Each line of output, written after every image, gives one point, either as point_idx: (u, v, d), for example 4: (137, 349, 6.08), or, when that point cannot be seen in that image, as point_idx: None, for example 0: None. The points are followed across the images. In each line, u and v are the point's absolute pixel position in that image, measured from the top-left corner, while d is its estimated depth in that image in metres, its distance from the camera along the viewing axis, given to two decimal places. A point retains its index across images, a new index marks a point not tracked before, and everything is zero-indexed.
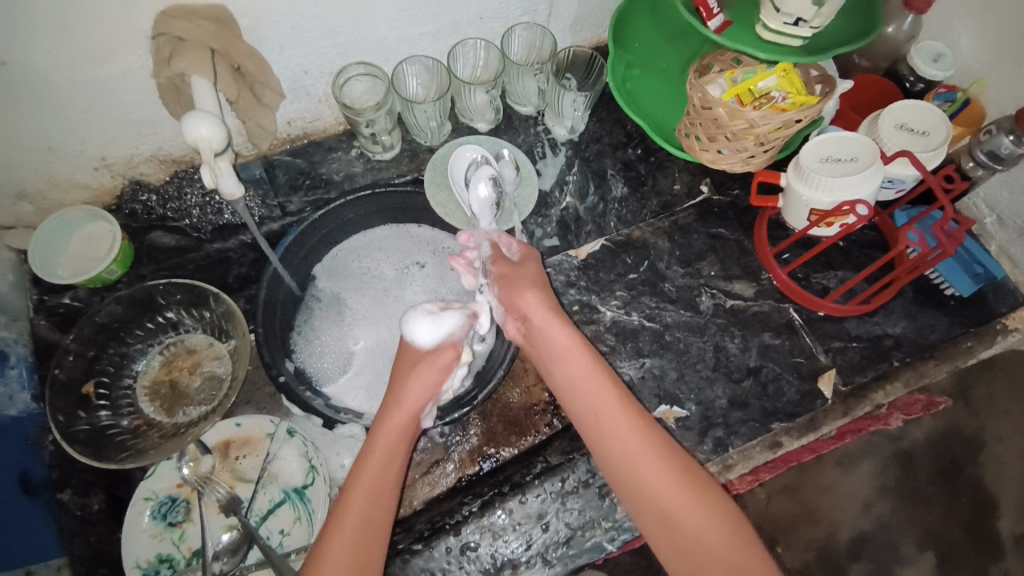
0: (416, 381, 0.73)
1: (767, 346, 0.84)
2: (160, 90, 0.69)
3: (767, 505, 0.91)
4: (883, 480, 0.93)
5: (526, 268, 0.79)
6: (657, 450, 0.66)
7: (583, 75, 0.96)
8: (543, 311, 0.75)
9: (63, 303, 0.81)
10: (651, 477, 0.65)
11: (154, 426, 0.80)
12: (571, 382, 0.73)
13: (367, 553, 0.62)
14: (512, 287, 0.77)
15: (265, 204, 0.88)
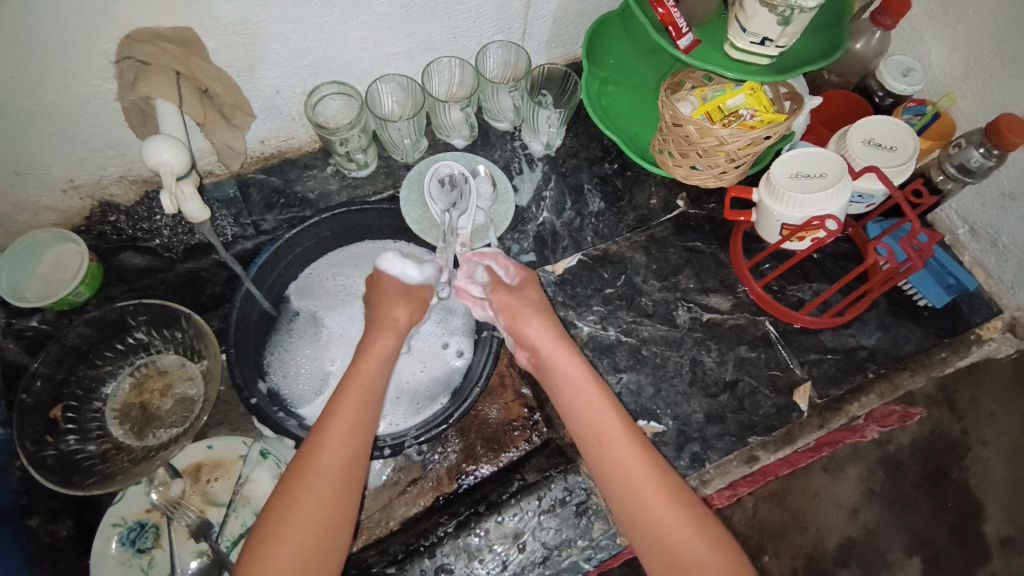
0: (406, 306, 0.78)
1: (744, 359, 0.84)
2: (126, 113, 0.70)
3: (755, 512, 0.95)
4: (869, 486, 0.95)
5: (527, 293, 0.79)
6: (639, 447, 0.67)
7: (558, 91, 0.98)
8: (547, 333, 0.75)
9: (31, 325, 0.79)
10: (630, 469, 0.65)
11: (124, 450, 0.79)
12: (562, 372, 0.73)
13: (330, 526, 0.60)
14: (516, 311, 0.77)
15: (240, 222, 0.88)
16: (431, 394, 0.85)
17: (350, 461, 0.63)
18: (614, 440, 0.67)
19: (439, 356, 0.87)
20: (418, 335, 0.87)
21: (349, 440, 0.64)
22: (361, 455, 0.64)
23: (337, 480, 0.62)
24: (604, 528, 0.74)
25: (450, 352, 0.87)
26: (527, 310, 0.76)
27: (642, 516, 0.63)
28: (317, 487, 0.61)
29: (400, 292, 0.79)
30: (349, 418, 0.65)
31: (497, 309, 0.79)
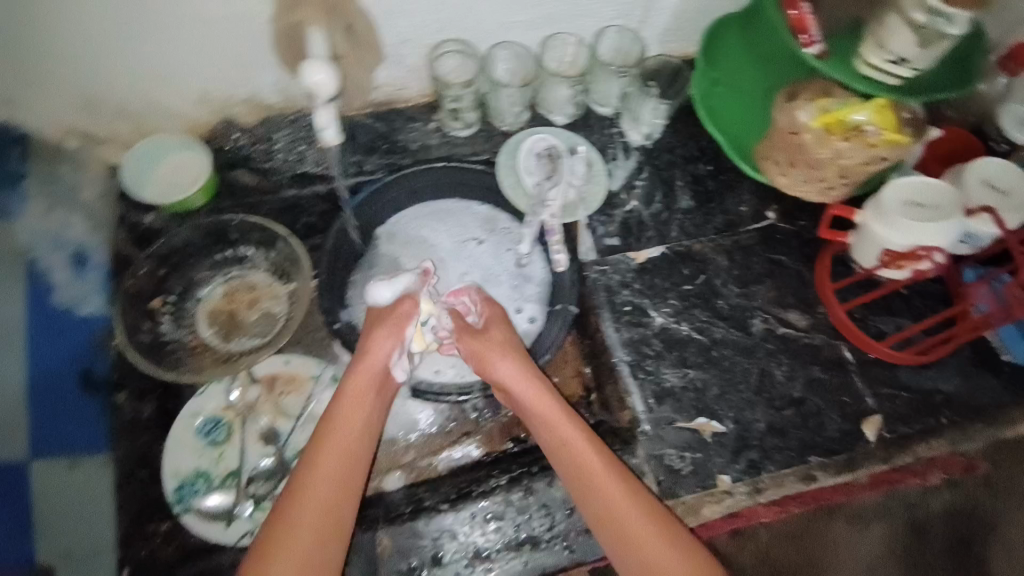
0: (385, 336, 0.74)
1: (814, 380, 0.83)
2: (276, 38, 0.75)
3: (767, 547, 0.89)
4: (891, 546, 0.90)
5: (492, 334, 0.77)
6: (635, 497, 0.68)
7: (667, 82, 0.98)
8: (517, 372, 0.74)
9: (144, 220, 0.84)
10: (627, 525, 0.66)
11: (209, 350, 0.83)
12: (548, 424, 0.73)
13: (330, 536, 0.64)
14: (482, 356, 0.76)
15: (344, 160, 0.92)
16: None
17: (344, 473, 0.67)
18: (609, 493, 0.68)
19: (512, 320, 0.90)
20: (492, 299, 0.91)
21: (344, 451, 0.68)
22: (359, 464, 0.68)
23: (333, 493, 0.66)
24: None
25: (522, 317, 0.90)
26: (499, 354, 0.75)
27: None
28: (316, 500, 0.65)
29: (375, 321, 0.76)
30: (349, 431, 0.70)
31: (465, 355, 0.78)
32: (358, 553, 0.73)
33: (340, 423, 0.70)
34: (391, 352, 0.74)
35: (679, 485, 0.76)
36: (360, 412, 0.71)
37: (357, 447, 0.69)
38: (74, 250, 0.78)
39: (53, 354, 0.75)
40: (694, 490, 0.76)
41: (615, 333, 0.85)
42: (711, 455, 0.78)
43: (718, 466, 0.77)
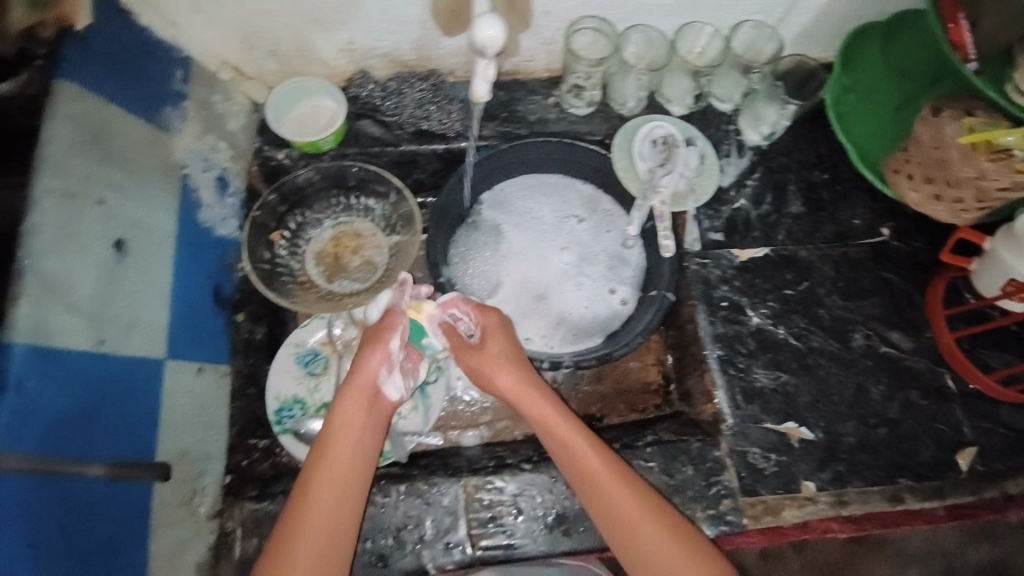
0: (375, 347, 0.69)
1: (912, 403, 0.81)
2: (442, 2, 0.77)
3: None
4: None
5: (488, 347, 0.75)
6: (657, 518, 0.64)
7: (795, 85, 0.95)
8: (519, 390, 0.73)
9: (277, 157, 0.89)
10: (653, 552, 0.62)
11: (314, 286, 0.89)
12: (562, 443, 0.69)
13: (337, 536, 0.61)
14: (480, 370, 0.75)
15: (463, 122, 0.92)
16: (589, 330, 0.90)
17: (348, 475, 0.64)
18: (628, 516, 0.64)
19: (605, 299, 0.92)
20: (589, 275, 0.93)
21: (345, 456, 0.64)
22: (363, 470, 0.65)
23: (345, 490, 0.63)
24: (731, 504, 0.76)
25: (615, 298, 0.92)
26: (498, 366, 0.73)
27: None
28: (320, 504, 0.62)
29: (365, 337, 0.72)
30: (346, 436, 0.66)
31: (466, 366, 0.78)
32: (443, 495, 0.75)
33: (337, 428, 0.66)
34: (382, 367, 0.69)
35: (761, 484, 0.76)
36: (357, 417, 0.67)
37: (360, 448, 0.66)
38: (219, 174, 0.79)
39: (192, 267, 0.72)
40: (777, 491, 0.76)
41: (709, 325, 0.85)
42: (798, 459, 0.78)
43: (803, 472, 0.77)
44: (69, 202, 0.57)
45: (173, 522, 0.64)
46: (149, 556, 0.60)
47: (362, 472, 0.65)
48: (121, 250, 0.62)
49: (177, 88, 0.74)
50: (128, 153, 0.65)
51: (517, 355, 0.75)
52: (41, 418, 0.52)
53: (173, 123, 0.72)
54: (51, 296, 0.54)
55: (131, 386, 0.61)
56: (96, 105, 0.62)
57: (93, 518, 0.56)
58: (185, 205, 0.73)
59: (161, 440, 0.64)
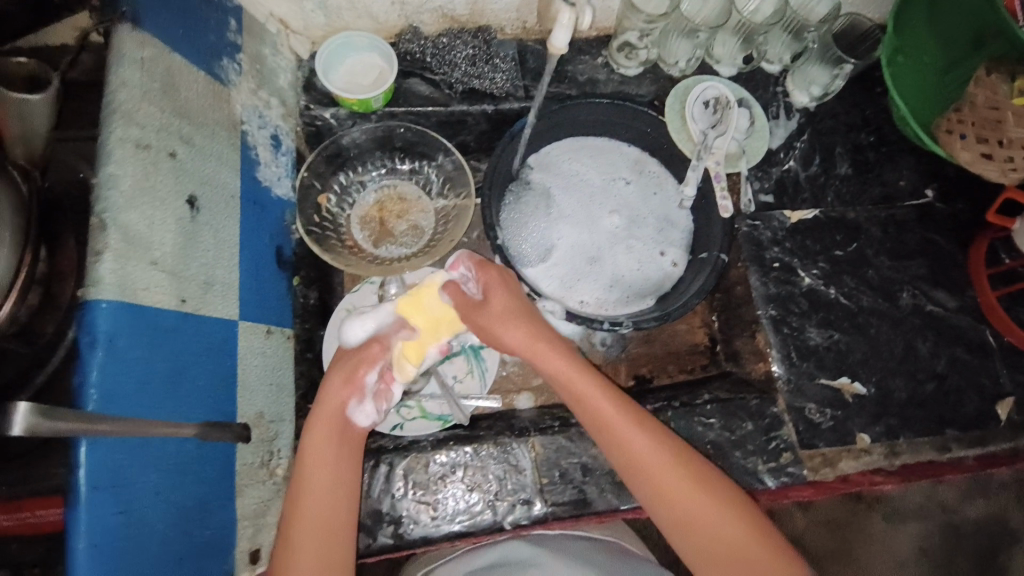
0: (342, 380, 0.68)
1: (957, 358, 0.84)
2: None
3: (803, 533, 1.10)
4: (923, 545, 1.11)
5: (494, 302, 0.71)
6: (685, 473, 0.64)
7: (847, 44, 0.95)
8: (530, 341, 0.71)
9: (322, 117, 0.86)
10: (684, 507, 0.63)
11: (361, 251, 0.87)
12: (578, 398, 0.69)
13: (332, 548, 0.61)
14: (487, 324, 0.72)
15: (514, 82, 0.90)
16: (641, 293, 0.91)
17: (338, 490, 0.64)
18: (656, 472, 0.64)
19: (655, 262, 0.92)
20: (639, 238, 0.93)
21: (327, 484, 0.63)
22: (347, 491, 0.64)
23: (331, 502, 0.63)
24: (791, 458, 0.78)
25: (666, 260, 0.93)
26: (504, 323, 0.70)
27: (711, 554, 0.61)
28: (311, 518, 0.61)
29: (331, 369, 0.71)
30: (326, 459, 0.64)
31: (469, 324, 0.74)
32: (512, 454, 0.75)
33: (315, 452, 0.64)
34: (353, 399, 0.68)
35: (818, 438, 0.79)
36: (335, 439, 0.66)
37: (340, 467, 0.65)
38: (272, 133, 0.78)
39: (254, 229, 0.70)
40: (834, 444, 0.79)
41: (762, 286, 0.86)
42: (852, 413, 0.80)
43: (858, 425, 0.80)
44: (142, 153, 0.54)
45: (253, 484, 0.63)
46: (235, 518, 0.60)
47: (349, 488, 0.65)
48: (193, 207, 0.60)
49: (232, 40, 0.71)
50: (191, 106, 0.62)
51: (524, 308, 0.72)
52: (132, 378, 0.50)
53: (229, 77, 0.70)
54: (136, 252, 0.52)
55: (213, 344, 0.60)
56: (159, 53, 0.59)
57: (186, 481, 0.54)
58: (245, 163, 0.71)
59: (241, 403, 0.63)
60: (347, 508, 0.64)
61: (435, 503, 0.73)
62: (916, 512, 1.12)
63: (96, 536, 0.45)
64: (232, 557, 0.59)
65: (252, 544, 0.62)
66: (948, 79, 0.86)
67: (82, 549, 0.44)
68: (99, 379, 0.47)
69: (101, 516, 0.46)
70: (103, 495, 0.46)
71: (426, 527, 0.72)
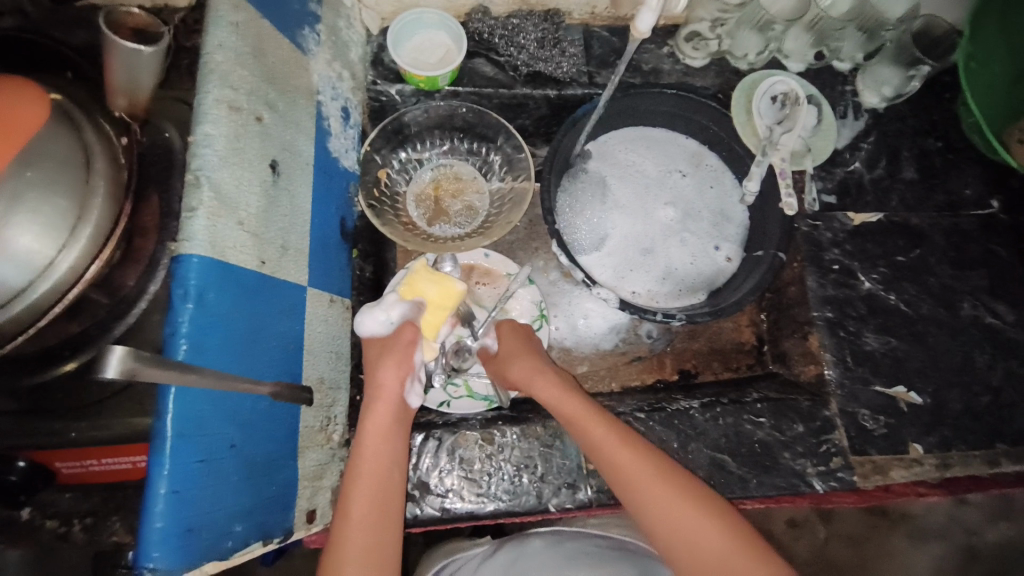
0: (390, 363, 0.68)
1: (1014, 374, 0.83)
2: None
3: (824, 544, 1.09)
4: (944, 567, 1.09)
5: (504, 344, 0.79)
6: (658, 474, 0.63)
7: (927, 45, 0.92)
8: (532, 376, 0.74)
9: (388, 92, 0.87)
10: (658, 510, 0.61)
11: (416, 228, 0.88)
12: (573, 425, 0.69)
13: (381, 529, 0.61)
14: (499, 366, 0.78)
15: (579, 68, 0.89)
16: (693, 287, 0.91)
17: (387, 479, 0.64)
18: (627, 473, 0.64)
19: (709, 256, 0.92)
20: (693, 232, 0.93)
21: (377, 475, 0.63)
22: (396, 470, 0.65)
23: (379, 480, 0.63)
24: (840, 462, 0.77)
25: (720, 255, 0.92)
26: (510, 359, 0.76)
27: (696, 565, 0.58)
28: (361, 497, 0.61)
29: (373, 356, 0.70)
30: (380, 436, 0.65)
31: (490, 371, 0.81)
32: (559, 438, 0.75)
33: (369, 444, 0.65)
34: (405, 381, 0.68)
35: (870, 445, 0.78)
36: (385, 420, 0.66)
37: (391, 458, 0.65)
38: (343, 105, 0.78)
39: (324, 197, 0.72)
40: (885, 451, 0.78)
41: (818, 287, 0.85)
42: (906, 421, 0.79)
43: (912, 434, 0.78)
44: (234, 115, 0.56)
45: (313, 446, 0.65)
46: (296, 477, 0.61)
47: (397, 479, 0.64)
48: (274, 171, 0.61)
49: (312, 10, 0.72)
50: (276, 72, 0.64)
51: (532, 349, 0.78)
52: (215, 331, 0.51)
53: (309, 46, 0.71)
54: (224, 210, 0.53)
55: (285, 306, 0.61)
56: (251, 19, 0.61)
57: (256, 437, 0.56)
58: (320, 132, 0.72)
59: (307, 366, 0.64)
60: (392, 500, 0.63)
61: (481, 481, 0.74)
62: (939, 531, 1.11)
63: (176, 482, 0.46)
64: (292, 515, 0.60)
65: (309, 504, 0.63)
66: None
67: (163, 494, 0.45)
68: (189, 330, 0.48)
69: (183, 463, 0.47)
70: (187, 442, 0.47)
71: (471, 503, 0.73)
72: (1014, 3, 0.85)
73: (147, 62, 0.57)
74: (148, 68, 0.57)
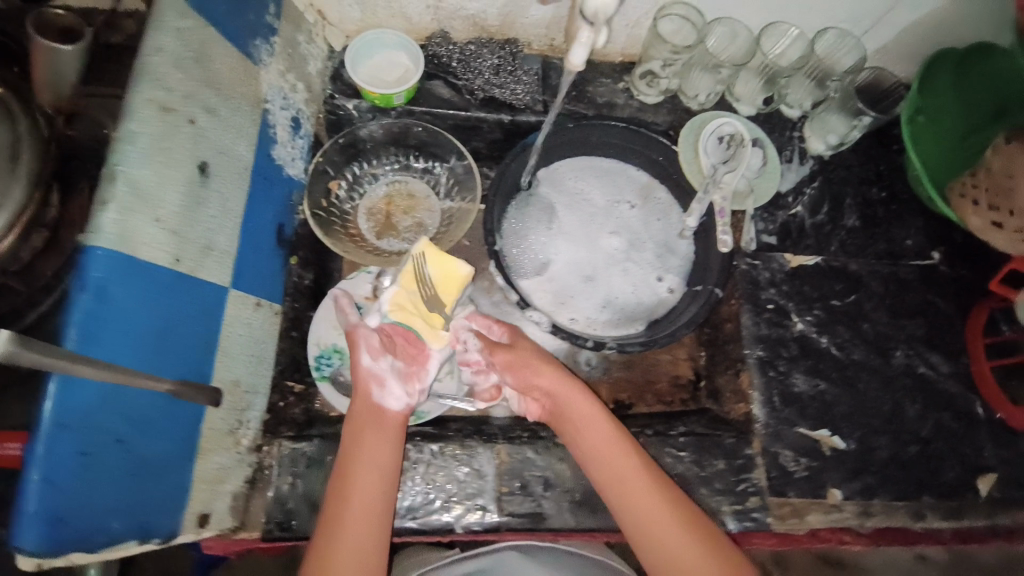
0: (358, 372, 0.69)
1: (942, 425, 0.83)
2: None
3: None
4: None
5: (521, 350, 0.75)
6: (651, 482, 0.68)
7: (873, 98, 0.94)
8: (562, 386, 0.73)
9: (344, 107, 0.89)
10: (664, 545, 0.64)
11: (363, 241, 0.89)
12: (596, 444, 0.70)
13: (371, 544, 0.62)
14: (518, 371, 0.75)
15: (533, 96, 0.92)
16: (632, 317, 0.92)
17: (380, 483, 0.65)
18: (641, 500, 0.67)
19: (651, 287, 0.93)
20: (636, 262, 0.94)
21: (367, 490, 0.64)
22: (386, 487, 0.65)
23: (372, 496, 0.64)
24: (757, 502, 0.77)
25: (662, 286, 0.93)
26: (537, 366, 0.74)
27: None
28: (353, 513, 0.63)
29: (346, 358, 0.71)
30: (371, 450, 0.66)
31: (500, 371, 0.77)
32: (475, 457, 0.75)
33: (358, 453, 0.66)
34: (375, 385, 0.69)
35: (790, 486, 0.78)
36: (374, 434, 0.67)
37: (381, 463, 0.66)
38: (293, 115, 0.80)
39: (259, 202, 0.73)
40: (805, 494, 0.78)
41: (753, 325, 0.85)
42: (829, 466, 0.79)
43: (834, 479, 0.78)
44: (165, 116, 0.57)
45: (216, 449, 0.65)
46: (191, 479, 0.61)
47: (388, 494, 0.65)
48: (204, 173, 0.62)
49: (268, 22, 0.75)
50: (221, 77, 0.65)
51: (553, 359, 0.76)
52: (113, 323, 0.52)
53: (260, 56, 0.73)
54: (141, 207, 0.54)
55: (200, 306, 0.62)
56: (198, 25, 0.62)
57: (150, 433, 0.56)
58: (263, 139, 0.73)
59: (219, 368, 0.65)
60: (386, 509, 0.65)
61: None
62: None
63: (49, 469, 0.47)
64: (181, 518, 0.60)
65: (204, 507, 0.63)
66: (975, 140, 0.88)
67: (35, 481, 0.46)
68: (82, 320, 0.49)
69: (60, 451, 0.48)
70: (67, 433, 0.48)
71: None
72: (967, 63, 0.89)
73: (68, 56, 0.63)
74: (71, 66, 0.64)
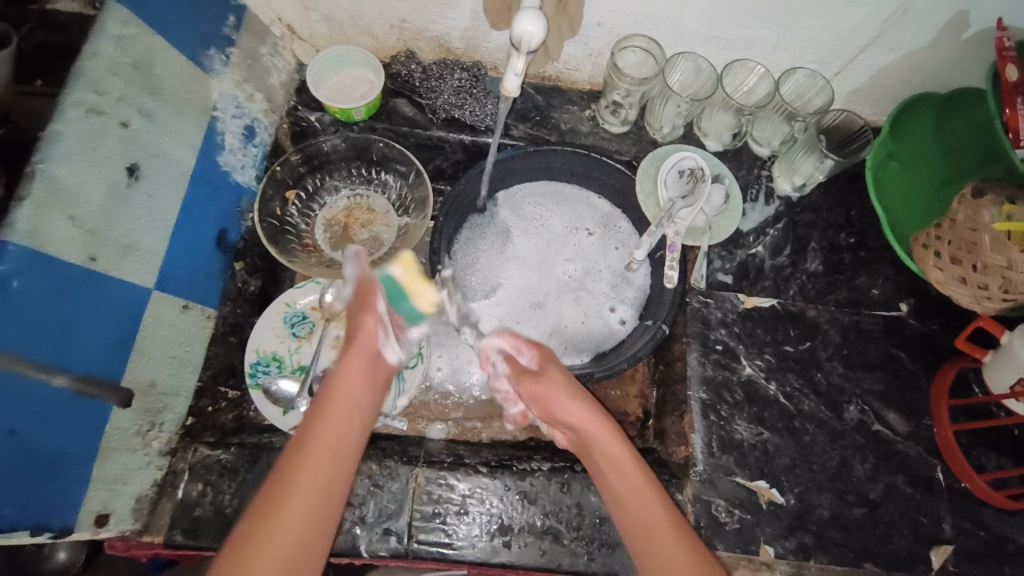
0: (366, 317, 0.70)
1: (895, 489, 0.77)
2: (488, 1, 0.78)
3: None
4: None
5: (551, 377, 0.72)
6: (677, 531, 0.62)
7: (843, 140, 0.90)
8: (588, 416, 0.70)
9: (307, 119, 0.91)
10: None
11: (318, 251, 0.88)
12: (623, 485, 0.66)
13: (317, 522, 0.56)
14: (545, 401, 0.72)
15: (494, 118, 0.92)
16: (579, 347, 0.90)
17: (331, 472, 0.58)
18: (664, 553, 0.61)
19: (603, 317, 0.91)
20: (590, 290, 0.93)
21: (333, 455, 0.60)
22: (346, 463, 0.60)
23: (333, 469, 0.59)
24: None
25: (615, 317, 0.91)
26: (565, 398, 0.70)
27: None
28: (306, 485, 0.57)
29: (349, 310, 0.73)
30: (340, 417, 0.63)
31: (527, 399, 0.74)
32: (392, 477, 0.74)
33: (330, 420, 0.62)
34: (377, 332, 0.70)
35: (718, 538, 0.74)
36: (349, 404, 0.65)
37: (344, 440, 0.62)
38: (247, 123, 0.82)
39: (199, 207, 0.74)
40: (733, 548, 0.74)
41: (699, 366, 0.82)
42: (763, 520, 0.75)
43: (767, 535, 0.74)
44: (92, 118, 0.60)
45: (121, 450, 0.65)
46: (92, 477, 0.61)
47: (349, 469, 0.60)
48: (132, 175, 0.64)
49: (226, 35, 0.77)
50: (163, 84, 0.68)
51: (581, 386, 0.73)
52: (15, 315, 0.53)
53: (214, 66, 0.75)
54: (57, 204, 0.56)
55: (117, 305, 0.62)
56: (143, 33, 0.65)
57: (49, 427, 0.56)
58: (208, 145, 0.75)
59: (135, 367, 0.65)
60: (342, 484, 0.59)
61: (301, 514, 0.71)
62: None
63: None
64: (77, 514, 0.60)
65: (102, 507, 0.63)
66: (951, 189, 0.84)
67: None
68: None
69: None
70: None
71: None
72: (951, 103, 0.85)
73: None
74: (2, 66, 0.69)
